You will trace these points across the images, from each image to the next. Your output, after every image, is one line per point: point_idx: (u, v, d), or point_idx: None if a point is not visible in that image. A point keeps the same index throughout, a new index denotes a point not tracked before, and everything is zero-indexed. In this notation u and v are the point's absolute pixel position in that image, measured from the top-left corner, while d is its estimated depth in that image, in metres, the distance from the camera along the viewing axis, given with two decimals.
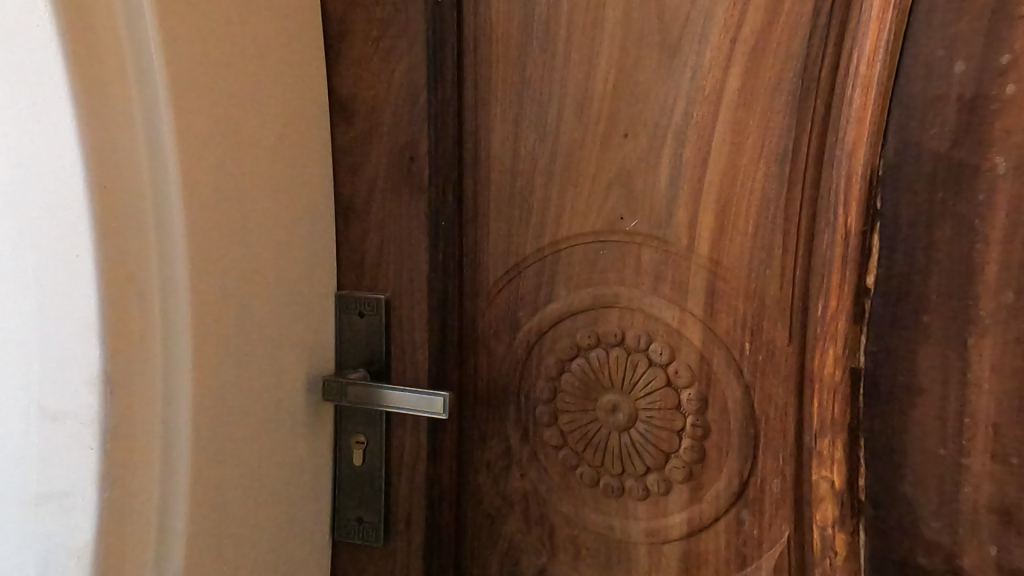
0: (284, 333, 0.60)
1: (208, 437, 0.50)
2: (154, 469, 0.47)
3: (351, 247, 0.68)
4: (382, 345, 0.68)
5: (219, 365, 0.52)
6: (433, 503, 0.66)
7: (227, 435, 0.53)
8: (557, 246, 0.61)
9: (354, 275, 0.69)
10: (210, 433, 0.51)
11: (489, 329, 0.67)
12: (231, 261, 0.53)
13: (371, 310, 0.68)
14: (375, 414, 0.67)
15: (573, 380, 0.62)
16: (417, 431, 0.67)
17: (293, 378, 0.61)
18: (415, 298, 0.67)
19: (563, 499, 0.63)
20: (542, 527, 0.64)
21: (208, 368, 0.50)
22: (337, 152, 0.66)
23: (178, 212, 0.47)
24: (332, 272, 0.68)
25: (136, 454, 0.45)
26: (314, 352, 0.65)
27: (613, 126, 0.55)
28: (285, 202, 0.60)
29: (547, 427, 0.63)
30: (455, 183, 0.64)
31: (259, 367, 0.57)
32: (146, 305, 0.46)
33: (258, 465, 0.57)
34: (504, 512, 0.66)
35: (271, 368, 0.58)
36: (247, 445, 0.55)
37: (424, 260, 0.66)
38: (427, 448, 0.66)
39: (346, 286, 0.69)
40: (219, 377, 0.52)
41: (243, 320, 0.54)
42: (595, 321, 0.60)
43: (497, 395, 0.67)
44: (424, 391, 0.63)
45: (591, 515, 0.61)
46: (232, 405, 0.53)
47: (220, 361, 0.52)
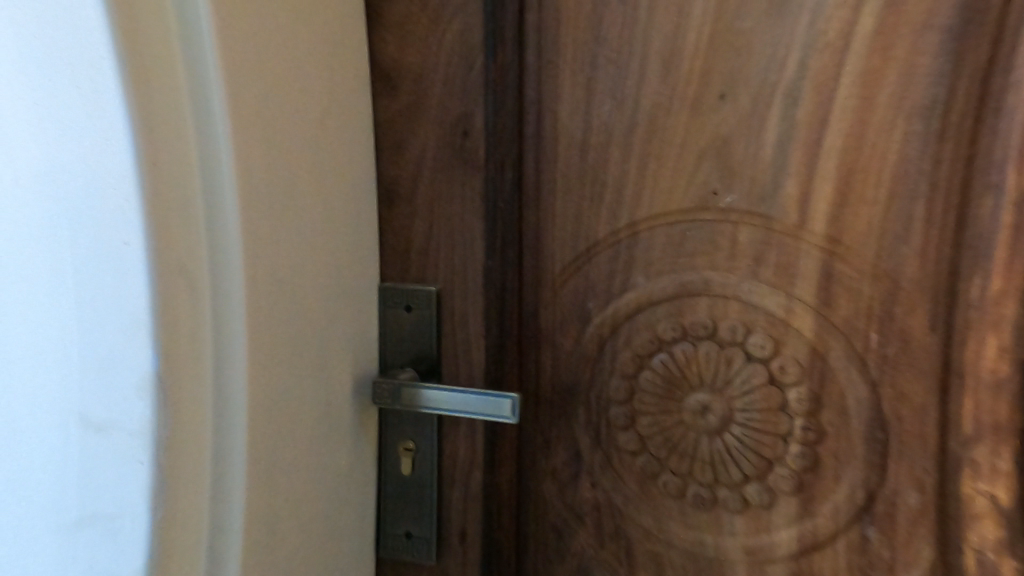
0: (338, 327, 0.55)
1: (263, 446, 0.46)
2: (208, 482, 0.42)
3: (396, 234, 0.63)
4: (434, 341, 0.63)
5: (273, 365, 0.46)
6: (494, 515, 0.61)
7: (282, 443, 0.48)
8: (635, 229, 0.57)
9: (399, 264, 0.64)
10: (268, 441, 0.46)
11: (554, 322, 0.63)
12: (289, 249, 0.48)
13: (419, 303, 0.63)
14: (427, 417, 0.61)
15: (653, 378, 0.57)
16: (478, 436, 0.61)
17: (344, 377, 0.56)
18: (468, 288, 0.63)
19: (642, 512, 0.56)
20: (617, 542, 0.58)
21: (262, 370, 0.45)
22: (381, 128, 0.60)
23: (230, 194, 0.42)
24: (376, 263, 0.63)
25: (191, 468, 0.40)
26: (365, 349, 0.60)
27: (707, 86, 0.50)
28: (340, 186, 0.54)
29: (624, 430, 0.58)
30: (515, 160, 0.59)
31: (314, 366, 0.52)
32: (198, 300, 0.40)
33: (313, 473, 0.52)
34: (572, 525, 0.60)
35: (324, 366, 0.53)
36: (297, 452, 0.50)
37: (480, 246, 0.61)
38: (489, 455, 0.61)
39: (393, 277, 0.64)
40: (276, 377, 0.47)
41: (300, 315, 0.50)
42: (685, 309, 0.55)
43: (563, 394, 0.61)
44: (489, 392, 0.57)
45: (677, 530, 0.54)
46: (288, 408, 0.48)
47: (272, 358, 0.46)
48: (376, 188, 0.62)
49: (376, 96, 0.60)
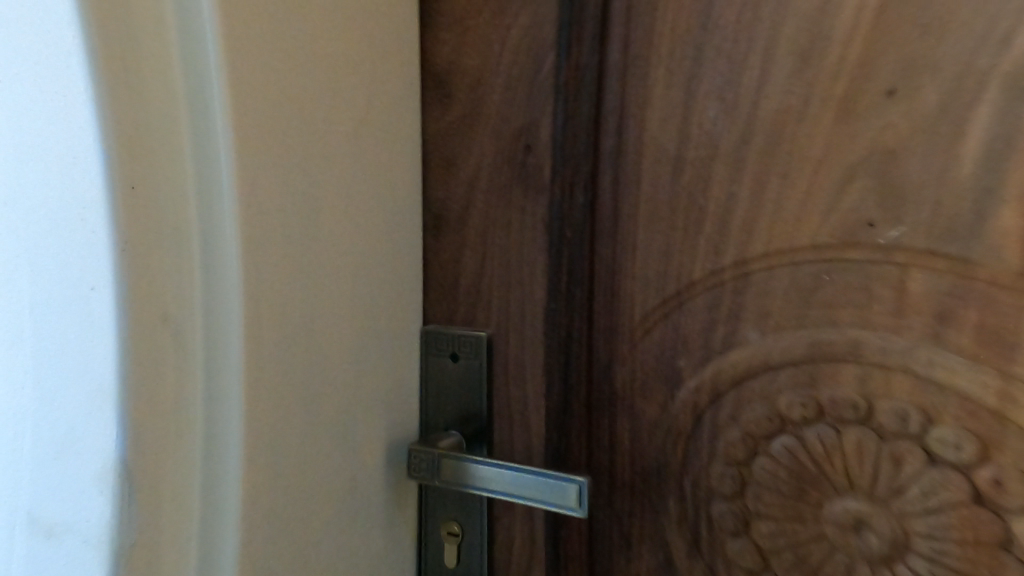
0: (372, 383, 0.45)
1: (264, 541, 0.36)
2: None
3: (442, 269, 0.54)
4: (485, 398, 0.53)
5: (281, 437, 0.37)
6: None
7: (291, 533, 0.38)
8: (745, 269, 0.44)
9: (444, 303, 0.54)
10: (272, 535, 0.37)
11: (633, 381, 0.51)
12: (310, 290, 0.39)
13: (467, 352, 0.53)
14: (474, 496, 0.50)
15: (775, 471, 0.44)
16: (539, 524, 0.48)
17: (377, 443, 0.46)
18: (527, 335, 0.52)
19: None
20: None
21: (262, 446, 0.35)
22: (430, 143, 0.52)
23: (229, 223, 0.33)
24: (417, 302, 0.54)
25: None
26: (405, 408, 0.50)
27: (875, 76, 0.38)
28: (376, 213, 0.45)
29: (733, 536, 0.46)
30: (587, 180, 0.49)
31: (339, 433, 0.42)
32: (185, 361, 0.32)
33: (334, 566, 0.42)
34: None
35: (350, 433, 0.43)
36: (314, 543, 0.40)
37: (541, 284, 0.51)
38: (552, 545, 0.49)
39: (437, 318, 0.54)
40: (286, 451, 0.37)
41: (322, 371, 0.40)
42: (832, 380, 0.41)
43: (651, 479, 0.49)
44: (551, 474, 0.44)
45: None
46: (301, 487, 0.39)
47: (282, 429, 0.37)
48: (422, 214, 0.53)
49: (426, 107, 0.51)
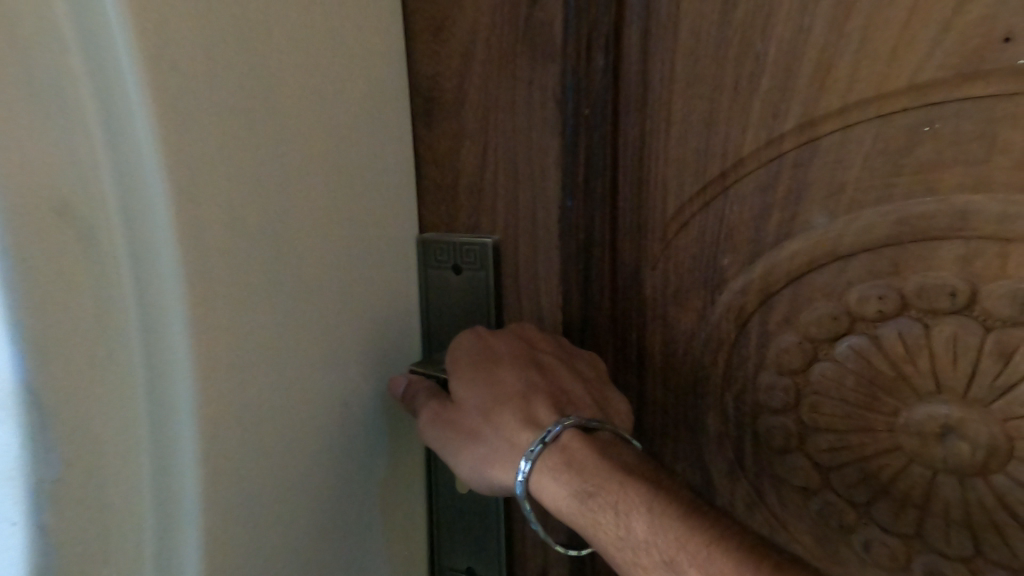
0: (351, 303, 0.39)
1: (238, 476, 0.31)
2: (147, 543, 0.28)
3: (437, 165, 0.45)
4: (492, 315, 0.46)
5: (243, 358, 0.31)
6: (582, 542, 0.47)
7: (274, 465, 0.34)
8: (810, 133, 0.35)
9: (439, 208, 0.46)
10: (248, 468, 0.32)
11: (664, 286, 0.43)
12: (263, 181, 0.31)
13: (471, 262, 0.46)
14: None
15: (839, 378, 0.38)
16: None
17: (361, 373, 0.40)
18: (538, 239, 0.44)
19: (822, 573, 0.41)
20: None
21: (222, 372, 0.30)
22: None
23: (130, 82, 0.25)
24: (412, 207, 0.45)
25: (115, 521, 0.27)
26: (396, 336, 0.44)
27: None
28: (344, 93, 0.37)
29: (784, 454, 0.40)
30: (608, 31, 0.38)
31: (319, 359, 0.36)
32: (97, 266, 0.25)
33: (333, 499, 0.38)
34: None
35: (329, 355, 0.37)
36: (301, 472, 0.35)
37: (555, 174, 0.42)
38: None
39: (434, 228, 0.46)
40: (252, 371, 0.32)
41: (291, 283, 0.34)
42: (922, 267, 0.34)
43: (686, 396, 0.44)
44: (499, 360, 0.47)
45: None
46: (278, 411, 0.33)
47: (249, 339, 0.31)
48: (411, 97, 0.43)
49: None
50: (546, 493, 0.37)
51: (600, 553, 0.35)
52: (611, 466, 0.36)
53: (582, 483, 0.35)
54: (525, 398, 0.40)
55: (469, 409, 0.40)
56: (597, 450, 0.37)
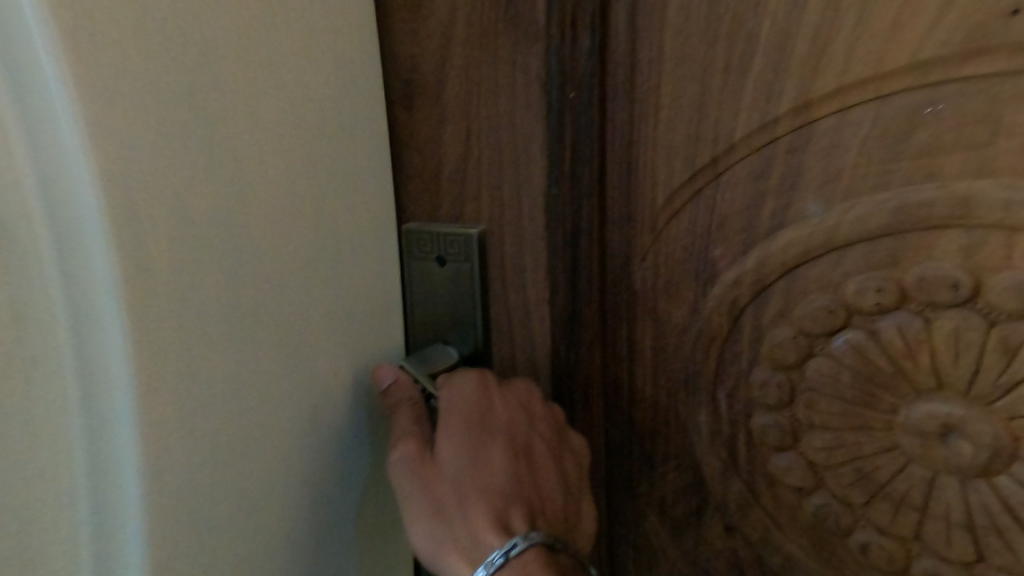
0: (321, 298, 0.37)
1: (182, 477, 0.30)
2: (86, 527, 0.29)
3: (418, 151, 0.43)
4: (479, 308, 0.45)
5: (189, 354, 0.30)
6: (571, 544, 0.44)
7: (234, 466, 0.32)
8: (806, 115, 0.33)
9: (420, 198, 0.44)
10: (195, 469, 0.31)
11: (654, 277, 0.42)
12: (209, 171, 0.30)
13: (455, 253, 0.44)
14: None
15: (834, 373, 0.36)
16: (545, 458, 0.42)
17: (337, 370, 0.39)
18: (523, 228, 0.42)
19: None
20: None
21: (165, 369, 0.29)
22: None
23: (48, 68, 0.25)
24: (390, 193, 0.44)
25: (51, 502, 0.28)
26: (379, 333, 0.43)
27: None
28: (302, 78, 0.36)
29: (777, 452, 0.39)
30: (596, 9, 0.37)
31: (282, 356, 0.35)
32: (25, 257, 0.27)
33: (308, 499, 0.37)
34: None
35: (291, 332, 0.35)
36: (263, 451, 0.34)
37: (540, 160, 0.40)
38: (564, 482, 0.42)
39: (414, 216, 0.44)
40: (195, 342, 0.30)
41: (250, 279, 0.33)
42: (922, 258, 0.32)
43: (677, 391, 0.42)
44: (479, 339, 0.46)
45: None
46: (223, 388, 0.32)
47: (182, 306, 0.29)
48: (390, 77, 0.41)
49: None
50: None
51: None
52: None
53: None
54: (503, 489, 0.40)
55: (442, 479, 0.40)
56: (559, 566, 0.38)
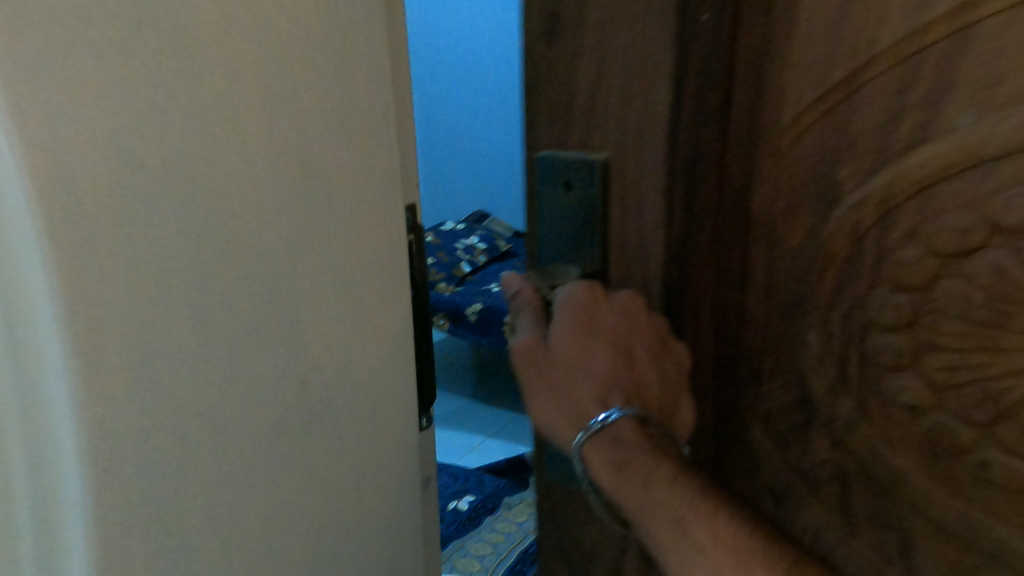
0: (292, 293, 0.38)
1: (147, 426, 0.31)
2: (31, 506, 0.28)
3: (554, 84, 0.49)
4: (594, 227, 0.50)
5: (153, 305, 0.30)
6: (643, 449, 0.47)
7: (204, 411, 0.34)
8: (962, 16, 0.32)
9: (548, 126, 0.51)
10: (157, 418, 0.31)
11: (775, 199, 0.43)
12: (180, 148, 0.31)
13: (581, 178, 0.50)
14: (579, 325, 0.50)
15: (968, 293, 0.34)
16: (647, 364, 0.47)
17: (293, 368, 0.39)
18: (645, 152, 0.46)
19: (929, 499, 0.39)
20: (875, 525, 0.42)
21: (115, 328, 0.29)
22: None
23: None
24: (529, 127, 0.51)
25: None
26: (354, 322, 0.43)
27: None
28: (262, 24, 0.35)
29: (894, 373, 0.38)
30: None
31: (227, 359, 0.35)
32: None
33: (282, 460, 0.39)
34: (795, 491, 0.46)
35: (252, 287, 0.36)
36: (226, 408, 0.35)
37: (666, 84, 0.43)
38: (665, 387, 0.47)
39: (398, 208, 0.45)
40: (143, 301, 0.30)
41: (207, 234, 0.33)
42: None
43: (788, 311, 0.43)
44: (596, 258, 0.51)
45: (1005, 534, 0.36)
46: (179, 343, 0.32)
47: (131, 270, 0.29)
48: (536, 18, 0.48)
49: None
50: (594, 450, 0.47)
51: (620, 501, 0.46)
52: (648, 453, 0.45)
53: (622, 457, 0.46)
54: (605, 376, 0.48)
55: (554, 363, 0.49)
56: (642, 439, 0.46)
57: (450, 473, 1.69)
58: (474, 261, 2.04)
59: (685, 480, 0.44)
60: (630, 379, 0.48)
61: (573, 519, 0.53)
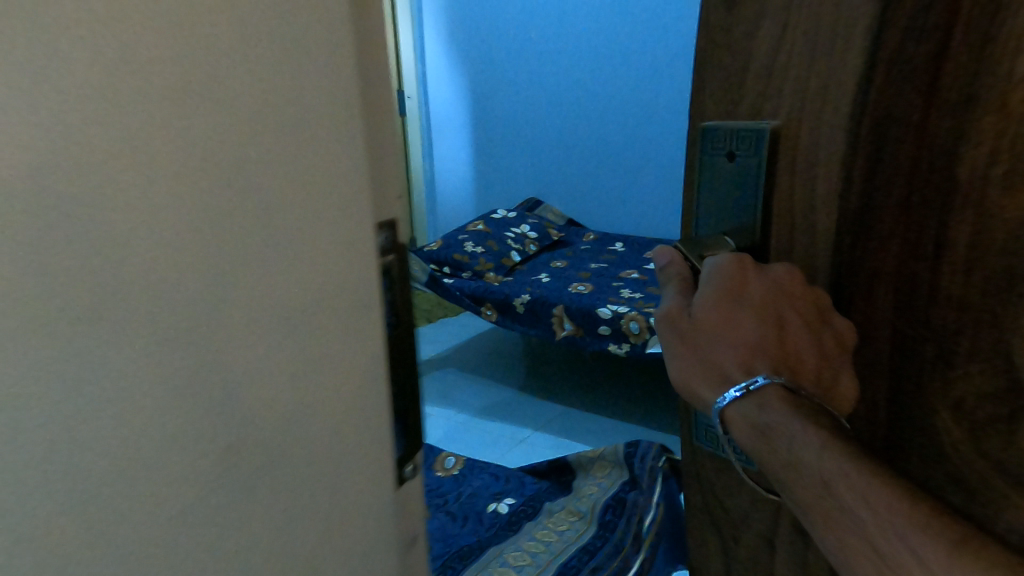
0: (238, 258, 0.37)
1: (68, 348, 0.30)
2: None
3: (730, 51, 0.50)
4: (755, 201, 0.51)
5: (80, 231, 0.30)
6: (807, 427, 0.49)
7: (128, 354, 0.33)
8: None
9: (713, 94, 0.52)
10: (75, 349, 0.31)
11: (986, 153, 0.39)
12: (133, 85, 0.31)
13: (747, 146, 0.50)
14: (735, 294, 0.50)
15: None
16: (799, 331, 0.48)
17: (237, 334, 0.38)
18: (829, 114, 0.46)
19: None
20: None
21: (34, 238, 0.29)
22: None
23: None
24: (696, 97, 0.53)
25: None
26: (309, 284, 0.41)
27: None
28: None
29: None
30: None
31: (85, 364, 0.31)
32: None
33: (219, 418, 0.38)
34: (997, 487, 0.40)
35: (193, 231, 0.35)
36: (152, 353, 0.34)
37: (863, 41, 0.43)
38: (820, 357, 0.48)
39: (311, 188, 0.40)
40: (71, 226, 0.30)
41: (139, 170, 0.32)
42: None
43: (997, 277, 0.39)
44: (756, 228, 0.52)
45: None
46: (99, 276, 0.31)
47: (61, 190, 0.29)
48: None
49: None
50: (736, 412, 0.49)
51: (763, 459, 0.48)
52: (798, 420, 0.46)
53: (763, 421, 0.48)
54: (756, 342, 0.50)
55: (702, 328, 0.51)
56: (791, 405, 0.47)
57: (488, 473, 1.65)
58: (525, 251, 4.13)
59: (838, 439, 0.45)
60: (781, 349, 0.49)
61: (722, 481, 0.57)
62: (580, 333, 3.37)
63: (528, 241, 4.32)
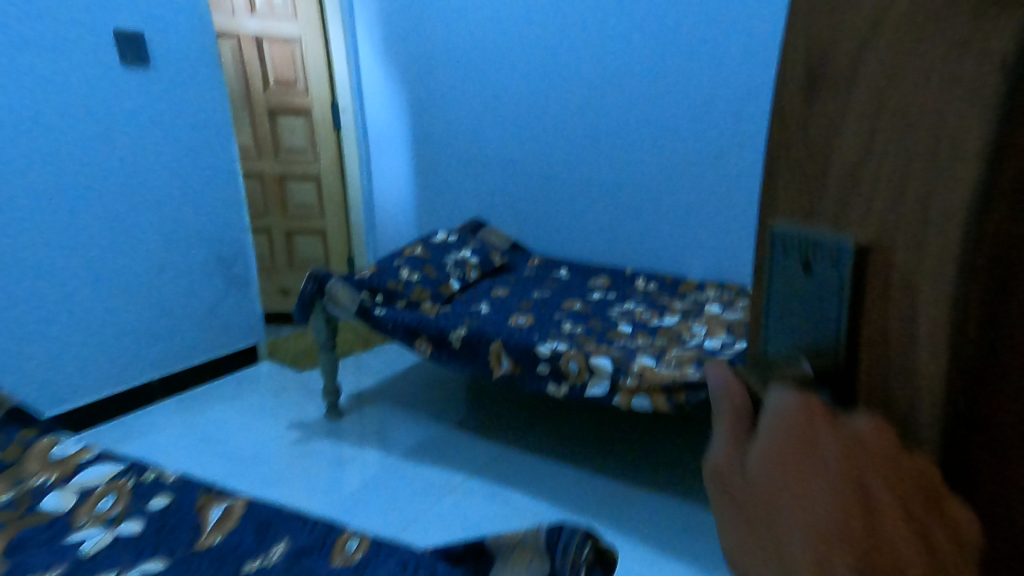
0: None
1: None
2: None
3: (823, 204, 0.58)
4: (840, 304, 0.55)
5: None
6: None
7: None
8: None
9: (796, 209, 0.61)
10: None
11: None
12: None
13: (824, 283, 0.57)
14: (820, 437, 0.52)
15: None
16: (889, 500, 0.48)
17: None
18: (930, 291, 0.49)
19: None
20: None
21: None
22: (828, 44, 0.57)
23: None
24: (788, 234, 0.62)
25: None
26: None
27: None
28: None
29: None
30: None
31: None
32: None
33: None
34: None
35: None
36: None
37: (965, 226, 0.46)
38: (919, 540, 0.47)
39: None
40: None
41: None
42: None
43: None
44: (836, 366, 0.56)
45: None
46: None
47: None
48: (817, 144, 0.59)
49: (835, 7, 0.56)
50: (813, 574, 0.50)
51: None
52: None
53: None
54: (843, 510, 0.50)
55: (784, 478, 0.53)
56: None
57: (394, 559, 1.89)
58: (457, 283, 5.05)
59: None
60: (882, 534, 0.48)
61: None
62: (512, 369, 4.04)
63: (469, 266, 5.25)
